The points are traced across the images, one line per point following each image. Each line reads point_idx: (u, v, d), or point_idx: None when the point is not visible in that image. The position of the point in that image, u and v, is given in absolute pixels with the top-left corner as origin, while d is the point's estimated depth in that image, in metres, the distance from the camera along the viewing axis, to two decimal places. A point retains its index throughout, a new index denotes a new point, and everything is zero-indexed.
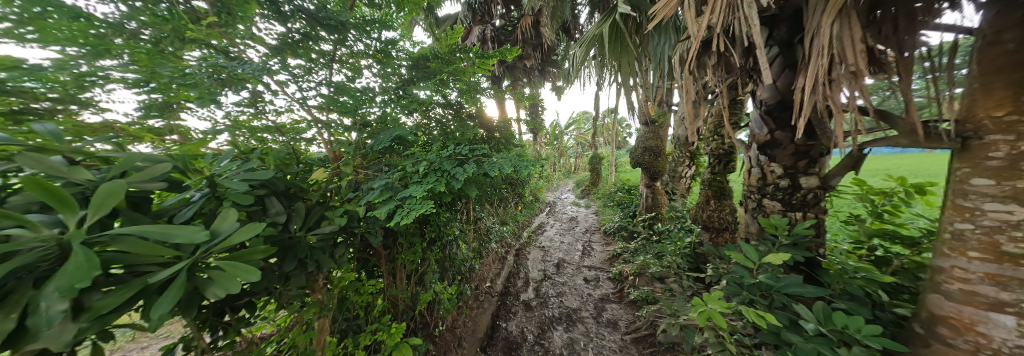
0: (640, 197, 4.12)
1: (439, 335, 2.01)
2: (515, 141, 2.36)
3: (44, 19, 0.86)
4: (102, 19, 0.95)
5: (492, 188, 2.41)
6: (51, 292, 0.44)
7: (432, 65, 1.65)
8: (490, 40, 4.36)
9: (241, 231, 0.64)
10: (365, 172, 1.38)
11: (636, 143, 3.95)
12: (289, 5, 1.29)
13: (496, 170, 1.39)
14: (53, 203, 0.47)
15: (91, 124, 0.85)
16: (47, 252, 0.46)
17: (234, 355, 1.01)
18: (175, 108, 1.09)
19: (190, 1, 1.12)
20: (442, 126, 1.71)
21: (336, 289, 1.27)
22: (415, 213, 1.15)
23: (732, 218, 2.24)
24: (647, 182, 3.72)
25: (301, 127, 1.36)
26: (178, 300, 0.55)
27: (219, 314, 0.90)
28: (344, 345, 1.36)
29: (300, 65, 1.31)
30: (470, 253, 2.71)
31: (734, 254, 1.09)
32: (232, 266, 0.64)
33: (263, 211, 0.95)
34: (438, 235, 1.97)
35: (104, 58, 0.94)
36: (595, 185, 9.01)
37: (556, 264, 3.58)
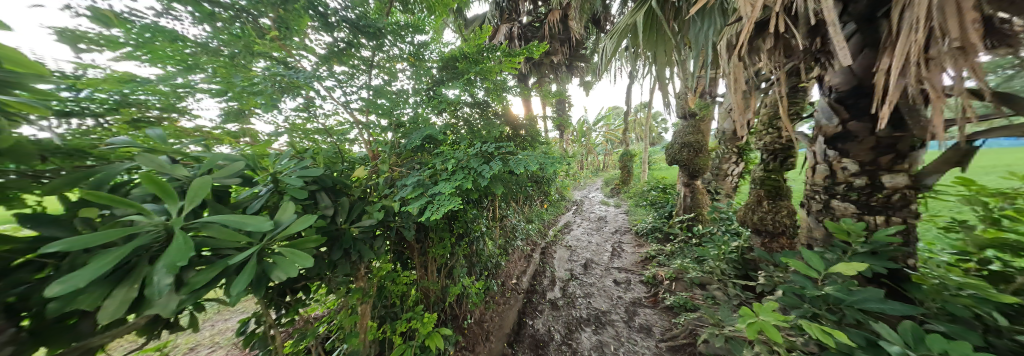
0: (676, 196, 3.84)
1: (468, 328, 2.08)
2: (543, 139, 2.34)
3: (151, 42, 1.04)
4: (192, 40, 1.13)
5: (519, 186, 2.42)
6: (160, 268, 0.53)
7: (461, 66, 1.70)
8: (518, 38, 4.36)
9: (298, 221, 0.73)
10: (399, 169, 1.46)
11: (672, 139, 3.68)
12: (335, 17, 1.42)
13: (523, 167, 1.39)
14: (161, 194, 0.57)
15: (185, 129, 1.01)
16: (158, 235, 0.56)
17: (294, 331, 1.15)
18: (247, 114, 1.26)
19: (257, 19, 1.27)
20: (470, 125, 1.75)
21: (375, 277, 1.37)
22: (444, 209, 1.20)
23: (789, 221, 1.99)
24: (685, 180, 3.46)
25: (345, 129, 1.48)
26: (251, 279, 0.63)
27: (282, 295, 1.03)
28: (383, 330, 1.46)
29: (344, 72, 1.43)
30: (497, 250, 2.75)
31: (794, 262, 0.97)
32: (292, 253, 0.72)
33: (315, 204, 1.05)
34: (466, 231, 2.03)
35: (194, 73, 1.12)
36: (625, 184, 8.60)
37: (584, 264, 3.49)
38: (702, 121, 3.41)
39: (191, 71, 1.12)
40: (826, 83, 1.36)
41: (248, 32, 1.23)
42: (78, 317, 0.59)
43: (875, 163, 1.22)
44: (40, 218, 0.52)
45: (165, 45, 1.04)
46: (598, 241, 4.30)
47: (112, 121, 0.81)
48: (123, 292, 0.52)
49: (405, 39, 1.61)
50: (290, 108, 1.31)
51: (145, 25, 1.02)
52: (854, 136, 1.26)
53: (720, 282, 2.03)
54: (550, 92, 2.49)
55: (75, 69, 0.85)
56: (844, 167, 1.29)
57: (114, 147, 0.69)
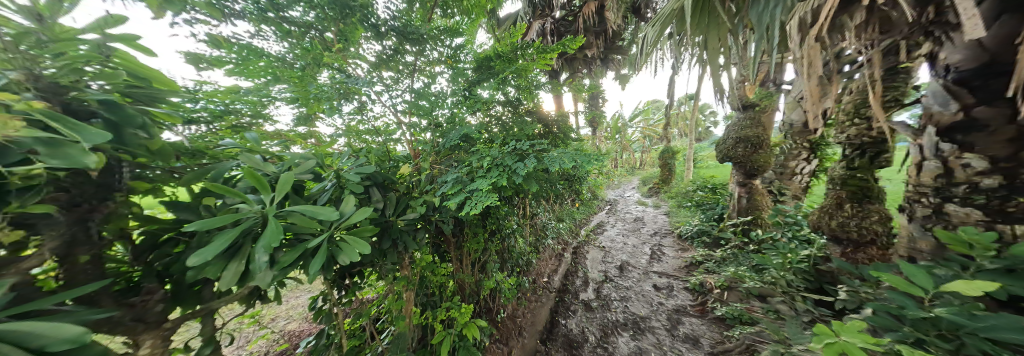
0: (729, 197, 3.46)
1: (501, 322, 2.14)
2: (577, 136, 2.28)
3: (247, 60, 1.26)
4: (275, 56, 1.32)
5: (551, 184, 2.40)
6: (260, 247, 0.64)
7: (496, 65, 1.73)
8: (550, 34, 4.29)
9: (358, 212, 0.82)
10: (439, 167, 1.54)
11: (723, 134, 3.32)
12: (385, 26, 1.53)
13: (557, 165, 1.37)
14: (259, 187, 0.68)
15: (269, 132, 1.19)
16: (257, 221, 0.68)
17: (353, 311, 1.29)
18: (314, 118, 1.44)
19: (322, 33, 1.42)
20: (503, 124, 1.78)
21: (418, 267, 1.47)
22: (482, 205, 1.23)
23: (879, 229, 1.67)
24: (741, 179, 3.12)
25: (391, 129, 1.61)
26: (324, 261, 0.73)
27: (342, 277, 1.16)
28: (425, 316, 1.57)
29: (390, 77, 1.55)
30: (528, 247, 2.77)
31: (889, 276, 0.82)
32: (353, 240, 0.82)
33: (370, 198, 1.16)
34: (499, 228, 2.07)
35: (276, 83, 1.32)
36: (667, 183, 8.00)
37: (620, 267, 3.34)
38: (761, 113, 3.00)
39: (275, 81, 1.32)
40: (941, 62, 1.12)
41: (316, 46, 1.39)
42: (201, 285, 0.73)
43: (1014, 160, 0.97)
44: (178, 204, 0.67)
45: (256, 62, 1.25)
46: (635, 244, 4.08)
47: (218, 127, 0.99)
48: (235, 265, 0.65)
49: (444, 43, 1.69)
50: (347, 112, 1.45)
51: (244, 45, 1.23)
52: (984, 125, 1.02)
53: (785, 295, 1.80)
54: (586, 87, 2.42)
55: (196, 85, 1.06)
56: (966, 164, 1.07)
57: (224, 148, 0.84)
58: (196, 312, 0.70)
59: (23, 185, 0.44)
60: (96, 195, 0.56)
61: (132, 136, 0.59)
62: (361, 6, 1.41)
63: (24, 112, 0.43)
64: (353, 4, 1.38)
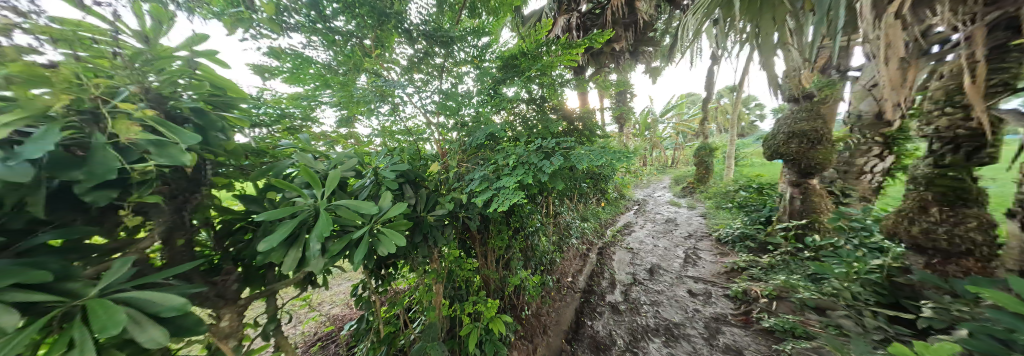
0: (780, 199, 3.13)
1: (526, 319, 2.16)
2: (604, 133, 2.21)
3: (301, 69, 1.40)
4: (323, 64, 1.45)
5: (576, 182, 2.35)
6: (314, 237, 0.71)
7: (520, 64, 1.73)
8: (576, 28, 4.17)
9: (395, 207, 0.88)
10: (466, 165, 1.56)
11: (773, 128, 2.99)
12: (417, 31, 1.57)
13: (585, 163, 1.33)
14: (312, 182, 0.76)
15: (317, 133, 1.31)
16: (311, 213, 0.76)
17: (388, 299, 1.38)
18: (353, 120, 1.56)
19: (361, 40, 1.51)
20: (528, 122, 1.78)
21: (446, 261, 1.53)
22: (508, 203, 1.24)
23: (981, 238, 1.39)
24: (796, 179, 2.83)
25: (421, 129, 1.68)
26: (366, 252, 0.79)
27: (378, 268, 1.24)
28: (453, 308, 1.63)
29: (420, 78, 1.61)
30: (552, 246, 2.75)
31: (993, 294, 0.69)
32: (390, 233, 0.88)
33: (403, 194, 1.23)
34: (522, 226, 2.08)
35: (323, 88, 1.44)
36: (703, 183, 7.44)
37: (650, 270, 3.19)
38: (820, 104, 2.66)
39: (321, 87, 1.44)
40: None
41: (356, 53, 1.50)
42: (266, 269, 0.82)
43: None
44: (247, 197, 0.76)
45: (309, 71, 1.39)
46: (666, 246, 3.86)
47: (276, 129, 1.11)
48: (293, 252, 0.73)
49: (470, 44, 1.72)
50: (382, 114, 1.54)
51: (298, 56, 1.36)
52: None
53: (849, 308, 1.59)
54: (615, 83, 2.33)
55: (259, 93, 1.19)
56: None
57: (283, 148, 0.94)
58: (261, 291, 0.79)
59: (140, 179, 0.54)
60: (188, 188, 0.67)
61: (214, 138, 0.70)
62: (395, 12, 1.47)
63: (140, 118, 0.52)
64: (389, 11, 1.44)
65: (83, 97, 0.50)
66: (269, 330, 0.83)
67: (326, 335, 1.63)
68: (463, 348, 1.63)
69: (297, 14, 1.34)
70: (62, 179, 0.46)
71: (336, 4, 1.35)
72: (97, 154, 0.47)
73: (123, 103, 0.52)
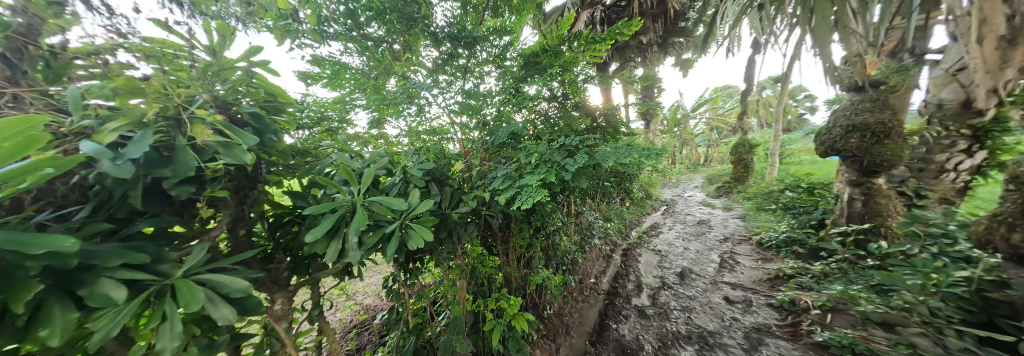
0: (839, 201, 2.81)
1: (548, 318, 2.15)
2: (630, 130, 2.11)
3: (339, 74, 1.50)
4: (357, 69, 1.55)
5: (599, 181, 2.28)
6: (352, 230, 0.77)
7: (542, 61, 1.71)
8: (600, 22, 4.04)
9: (423, 204, 0.91)
10: (489, 163, 1.58)
11: (829, 121, 2.69)
12: (442, 33, 1.61)
13: (610, 161, 1.28)
14: (350, 180, 0.82)
15: (352, 134, 1.40)
16: (348, 208, 0.82)
17: (416, 292, 1.45)
18: (383, 121, 1.64)
19: (391, 45, 1.59)
20: (550, 120, 1.75)
21: (470, 258, 1.56)
22: (531, 201, 1.23)
23: None
24: (857, 178, 2.55)
25: (445, 129, 1.73)
26: (397, 246, 0.83)
27: (406, 261, 1.31)
28: (476, 304, 1.67)
29: (444, 79, 1.65)
30: (574, 246, 2.71)
31: None
32: (419, 228, 0.91)
33: (430, 192, 1.28)
34: (544, 225, 2.06)
35: (357, 92, 1.54)
36: (741, 182, 6.87)
37: (680, 274, 3.03)
38: (888, 93, 2.33)
39: (356, 91, 1.54)
40: None
41: (386, 57, 1.58)
42: (310, 259, 0.91)
43: None
44: (295, 193, 0.84)
45: (345, 76, 1.49)
46: (699, 250, 3.64)
47: (317, 131, 1.20)
48: (334, 244, 0.79)
49: (493, 43, 1.74)
50: (409, 115, 1.60)
51: (336, 62, 1.47)
52: None
53: (928, 327, 1.39)
54: (642, 77, 2.22)
55: (303, 98, 1.31)
56: None
57: (323, 149, 1.02)
58: (307, 279, 0.88)
59: (212, 176, 0.62)
60: (248, 185, 0.75)
61: (269, 139, 0.77)
62: (422, 16, 1.51)
63: (212, 123, 0.60)
64: (416, 15, 1.49)
65: (168, 105, 0.58)
66: (314, 315, 0.91)
67: (361, 322, 1.75)
68: (486, 343, 1.66)
69: (335, 24, 1.44)
70: (156, 176, 0.54)
71: (369, 11, 1.42)
72: (181, 155, 0.55)
73: (198, 110, 0.59)
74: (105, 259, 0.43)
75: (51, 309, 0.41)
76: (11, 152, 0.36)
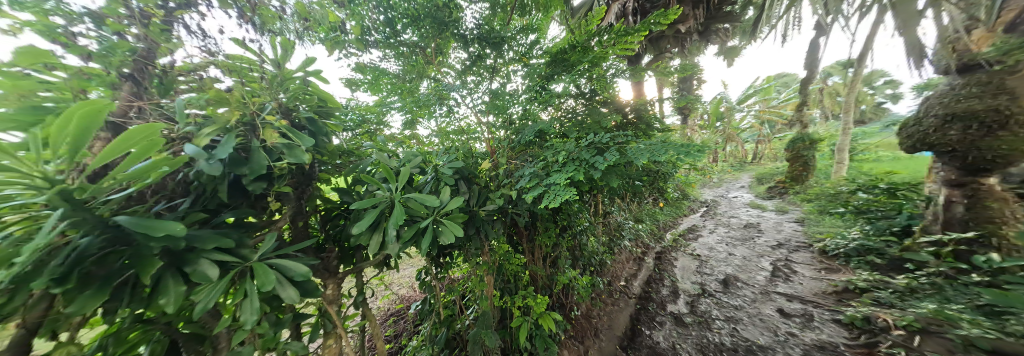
0: (933, 205, 2.36)
1: (575, 319, 2.11)
2: (666, 125, 1.97)
3: (379, 79, 1.62)
4: (393, 73, 1.64)
5: (630, 181, 2.17)
6: (391, 225, 0.83)
7: (570, 57, 1.67)
8: (633, 13, 3.84)
9: (454, 200, 0.95)
10: (515, 162, 1.59)
11: (923, 108, 2.29)
12: (470, 35, 1.64)
13: (643, 159, 1.20)
14: (389, 178, 0.87)
15: (388, 135, 1.49)
16: (387, 204, 0.88)
17: (446, 285, 1.51)
18: (416, 122, 1.72)
19: (423, 49, 1.66)
20: (577, 117, 1.70)
21: (496, 255, 1.59)
22: (559, 200, 1.20)
23: None
24: (960, 177, 2.13)
25: (473, 128, 1.77)
26: (431, 240, 0.87)
27: (437, 256, 1.37)
28: (503, 300, 1.70)
29: (472, 80, 1.67)
30: (602, 247, 2.62)
31: None
32: (451, 224, 0.95)
33: (458, 190, 1.32)
34: (571, 224, 2.02)
35: (392, 95, 1.64)
36: (798, 182, 6.09)
37: (724, 282, 2.79)
38: (1005, 74, 1.85)
39: (392, 94, 1.64)
40: None
41: (419, 61, 1.66)
42: (355, 250, 0.99)
43: None
44: (343, 190, 0.93)
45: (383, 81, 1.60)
46: (745, 257, 3.33)
47: (358, 133, 1.30)
48: (376, 237, 0.86)
49: (520, 42, 1.74)
50: (439, 116, 1.66)
51: (375, 68, 1.58)
52: None
53: None
54: (679, 69, 2.06)
55: (346, 102, 1.42)
56: None
57: (365, 149, 1.10)
58: (352, 268, 0.96)
59: (278, 174, 0.71)
60: (304, 182, 0.84)
61: (321, 141, 0.86)
62: (452, 19, 1.55)
63: (278, 128, 0.68)
64: (446, 19, 1.54)
65: (245, 112, 0.67)
66: (358, 301, 1.00)
67: (397, 311, 1.88)
68: (514, 339, 1.68)
69: (376, 33, 1.55)
70: (237, 174, 0.63)
71: (405, 18, 1.51)
72: (256, 156, 0.64)
73: (268, 116, 0.69)
74: (202, 243, 0.52)
75: (166, 282, 0.50)
76: (139, 153, 0.45)
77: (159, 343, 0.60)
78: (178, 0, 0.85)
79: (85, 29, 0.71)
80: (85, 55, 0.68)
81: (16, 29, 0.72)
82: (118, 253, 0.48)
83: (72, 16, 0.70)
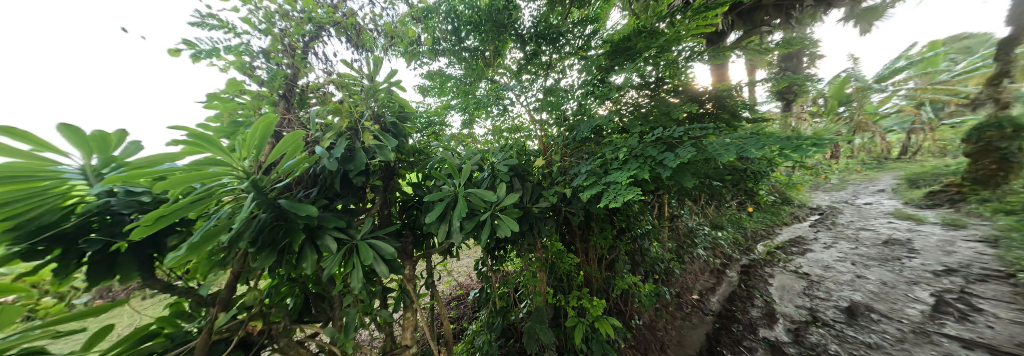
0: None
1: (637, 329, 1.96)
2: (762, 114, 1.61)
3: (444, 84, 1.78)
4: (455, 77, 1.77)
5: (707, 181, 1.86)
6: (455, 216, 0.91)
7: (635, 45, 1.52)
8: None
9: (510, 197, 0.97)
10: (570, 159, 1.53)
11: None
12: (527, 34, 1.65)
13: (727, 156, 1.01)
14: (453, 174, 0.96)
15: (449, 135, 1.62)
16: (451, 198, 0.96)
17: (501, 278, 1.58)
18: (473, 122, 1.82)
19: (482, 52, 1.74)
20: (641, 110, 1.52)
21: (550, 252, 1.58)
22: (621, 200, 1.08)
23: None
24: None
25: (526, 127, 1.78)
26: (488, 234, 0.92)
27: (492, 248, 1.45)
28: (557, 299, 1.68)
29: (527, 78, 1.66)
30: (668, 254, 2.34)
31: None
32: (507, 219, 0.98)
33: (513, 187, 1.35)
34: (631, 226, 1.86)
35: (454, 98, 1.78)
36: (989, 187, 4.23)
37: (848, 311, 2.18)
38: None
39: (454, 97, 1.78)
40: None
41: (478, 64, 1.74)
42: (424, 238, 1.13)
43: None
44: (417, 184, 1.06)
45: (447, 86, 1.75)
46: (884, 284, 2.53)
47: (425, 134, 1.45)
48: (444, 227, 0.96)
49: (578, 34, 1.66)
50: (495, 115, 1.72)
51: (441, 74, 1.73)
52: None
53: None
54: (780, 44, 1.66)
55: (417, 107, 1.60)
56: None
57: (432, 148, 1.23)
58: (423, 253, 1.10)
59: None
60: (388, 176, 1.00)
61: (401, 142, 1.00)
62: (511, 20, 1.60)
63: (372, 130, 0.83)
64: (505, 21, 1.60)
65: (352, 120, 0.83)
66: (428, 283, 1.13)
67: (458, 296, 2.07)
68: (569, 339, 1.65)
69: (444, 42, 1.71)
70: (345, 169, 0.79)
71: (468, 26, 1.63)
72: (358, 155, 0.78)
73: (366, 122, 0.84)
74: (326, 222, 0.67)
75: (306, 249, 0.68)
76: (291, 153, 0.61)
77: (298, 297, 0.84)
78: (310, 34, 1.09)
79: (260, 63, 0.98)
80: (260, 82, 0.93)
81: (224, 67, 1.04)
82: (279, 227, 0.67)
83: (252, 54, 0.97)
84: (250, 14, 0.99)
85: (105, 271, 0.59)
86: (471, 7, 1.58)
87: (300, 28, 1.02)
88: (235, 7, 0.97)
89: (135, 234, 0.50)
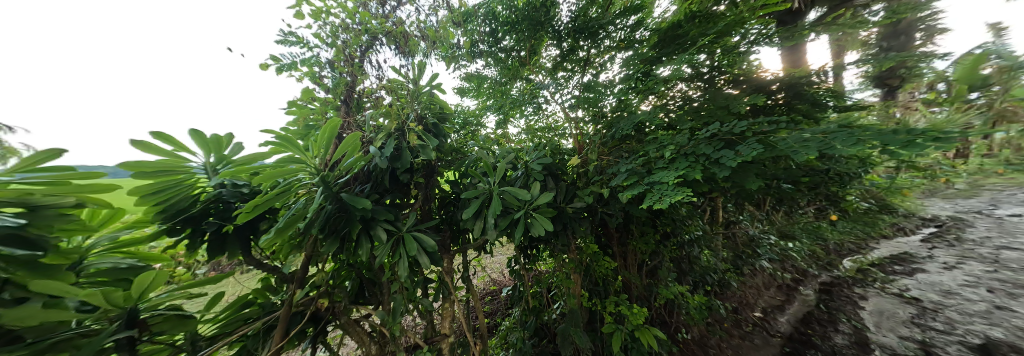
0: None
1: (683, 343, 1.80)
2: (854, 103, 1.33)
3: (481, 85, 1.83)
4: (491, 77, 1.81)
5: (774, 183, 1.61)
6: (490, 213, 0.93)
7: (687, 32, 1.38)
8: None
9: (544, 196, 0.96)
10: (608, 158, 1.45)
11: None
12: (565, 29, 1.60)
13: (806, 154, 0.85)
14: (488, 173, 0.98)
15: (485, 134, 1.66)
16: (485, 195, 0.98)
17: (534, 277, 1.57)
18: (508, 122, 1.84)
19: (518, 51, 1.74)
20: (692, 103, 1.37)
21: (585, 254, 1.52)
22: (667, 202, 0.98)
23: None
24: None
25: (561, 125, 1.74)
26: (520, 232, 0.92)
27: (524, 246, 1.45)
28: (593, 302, 1.63)
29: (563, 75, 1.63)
30: (722, 264, 2.09)
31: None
32: (541, 219, 0.97)
33: (546, 186, 1.32)
34: (677, 231, 1.70)
35: (490, 98, 1.81)
36: None
37: (981, 350, 1.70)
38: None
39: (490, 97, 1.82)
40: None
41: (513, 63, 1.75)
42: (460, 233, 1.17)
43: None
44: (455, 181, 1.11)
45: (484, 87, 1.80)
46: None
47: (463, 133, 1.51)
48: (479, 223, 0.99)
49: (620, 26, 1.57)
50: (530, 114, 1.71)
51: (479, 75, 1.78)
52: None
53: None
54: (883, 16, 1.34)
55: (455, 108, 1.67)
56: None
57: (469, 147, 1.27)
58: (460, 248, 1.14)
59: None
60: (429, 173, 1.06)
61: (442, 141, 1.05)
62: (548, 17, 1.58)
63: (417, 131, 0.88)
64: (542, 19, 1.58)
65: (399, 122, 0.90)
66: (464, 276, 1.17)
67: (491, 292, 2.12)
68: (605, 345, 1.59)
69: (482, 44, 1.75)
70: (393, 166, 0.85)
71: (505, 26, 1.65)
72: (404, 153, 0.84)
73: (411, 124, 0.90)
74: (378, 214, 0.74)
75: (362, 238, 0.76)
76: (351, 152, 0.68)
77: (354, 281, 0.94)
78: (365, 45, 1.21)
79: (326, 73, 1.12)
80: (326, 90, 1.06)
81: (299, 78, 1.21)
82: (341, 217, 0.76)
83: (321, 66, 1.12)
84: (319, 30, 1.13)
85: (219, 247, 0.74)
86: (508, 8, 1.60)
87: (357, 39, 1.14)
88: (309, 25, 1.12)
89: (240, 218, 0.61)
